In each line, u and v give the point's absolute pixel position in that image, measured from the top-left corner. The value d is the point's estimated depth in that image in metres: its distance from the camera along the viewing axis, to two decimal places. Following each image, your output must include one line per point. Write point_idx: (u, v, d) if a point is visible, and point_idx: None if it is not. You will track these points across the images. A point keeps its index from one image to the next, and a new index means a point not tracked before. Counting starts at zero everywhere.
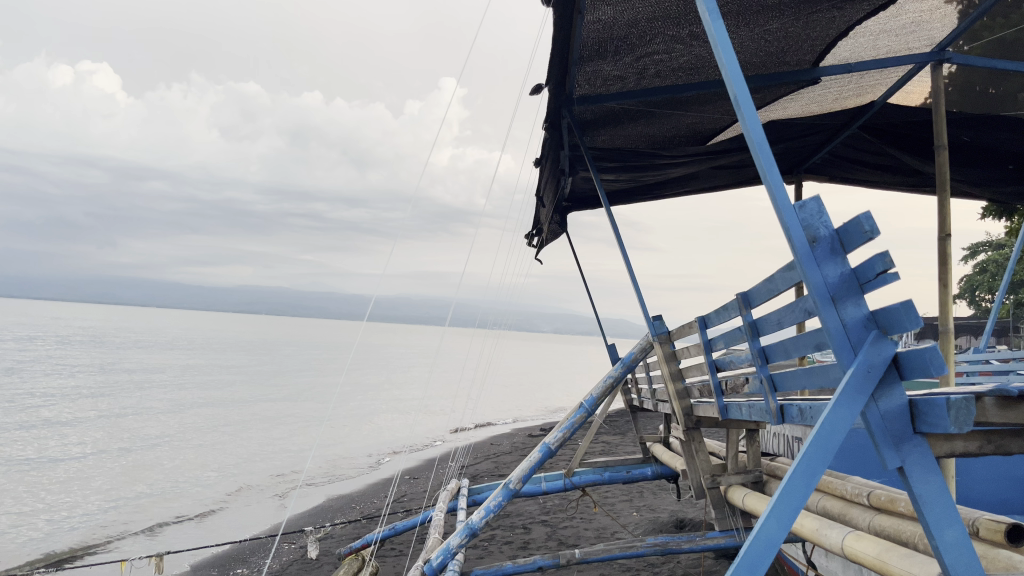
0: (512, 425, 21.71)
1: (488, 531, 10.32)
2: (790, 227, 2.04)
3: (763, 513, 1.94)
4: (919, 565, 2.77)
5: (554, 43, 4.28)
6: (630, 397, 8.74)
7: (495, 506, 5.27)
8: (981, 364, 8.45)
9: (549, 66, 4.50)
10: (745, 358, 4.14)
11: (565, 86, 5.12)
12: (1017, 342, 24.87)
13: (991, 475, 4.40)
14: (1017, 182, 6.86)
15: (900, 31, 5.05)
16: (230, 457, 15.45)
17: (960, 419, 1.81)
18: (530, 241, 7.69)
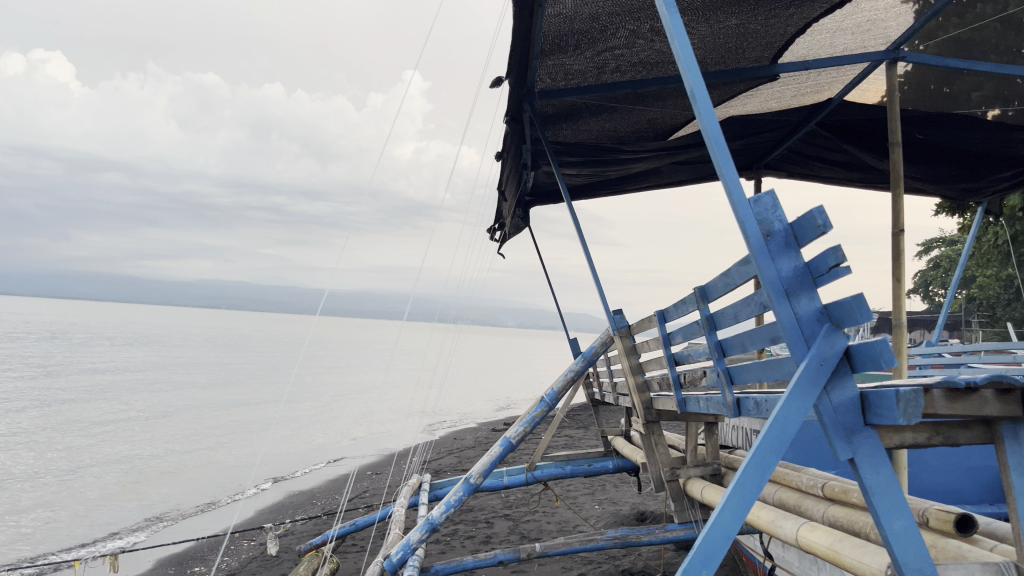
0: (475, 420, 21.72)
1: (450, 526, 10.31)
2: (745, 221, 2.05)
3: (717, 506, 1.94)
4: (871, 554, 2.81)
5: (514, 35, 4.25)
6: (592, 391, 8.78)
7: (455, 501, 5.22)
8: (934, 357, 8.66)
9: (510, 59, 4.49)
10: (704, 351, 4.16)
11: (528, 79, 5.11)
12: (972, 337, 25.49)
13: (944, 466, 4.49)
14: (968, 177, 7.02)
15: (857, 29, 5.10)
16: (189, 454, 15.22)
17: (909, 410, 1.85)
18: (492, 235, 7.67)
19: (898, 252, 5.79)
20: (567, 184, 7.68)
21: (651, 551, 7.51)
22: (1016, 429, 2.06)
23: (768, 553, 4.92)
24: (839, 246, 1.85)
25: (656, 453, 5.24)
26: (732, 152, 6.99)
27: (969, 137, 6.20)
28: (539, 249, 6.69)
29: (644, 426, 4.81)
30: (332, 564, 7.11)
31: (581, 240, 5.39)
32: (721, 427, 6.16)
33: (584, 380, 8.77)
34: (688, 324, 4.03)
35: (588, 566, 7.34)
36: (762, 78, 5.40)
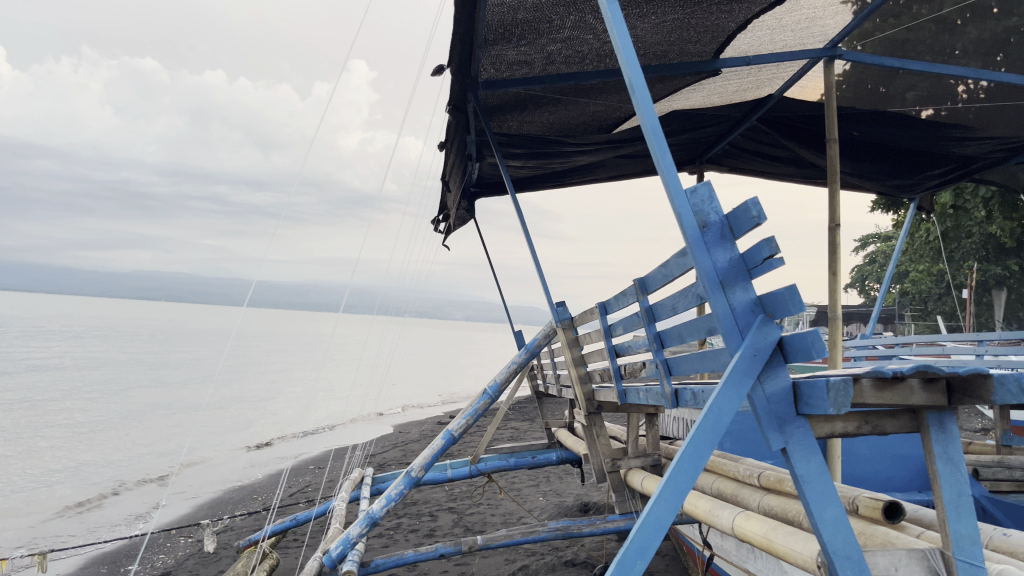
0: (422, 413, 21.62)
1: (394, 520, 10.21)
2: (681, 212, 2.06)
3: (651, 497, 1.96)
4: (802, 542, 2.83)
5: (456, 23, 4.16)
6: (536, 382, 8.77)
7: (396, 494, 5.12)
8: (868, 349, 8.88)
9: (451, 48, 4.39)
10: (643, 342, 4.17)
11: (471, 69, 5.03)
12: (904, 330, 26.43)
13: (874, 455, 4.57)
14: (902, 174, 7.20)
15: (796, 26, 5.13)
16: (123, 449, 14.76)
17: (839, 400, 1.86)
18: (436, 227, 7.58)
19: (835, 246, 5.90)
20: (512, 176, 7.63)
21: (593, 541, 7.55)
22: (941, 417, 2.08)
23: (706, 542, 4.97)
24: (772, 238, 1.86)
25: (598, 444, 5.24)
26: (675, 146, 7.02)
27: (903, 135, 6.34)
28: (484, 241, 6.63)
29: (586, 418, 4.80)
30: (270, 559, 6.93)
31: (524, 234, 5.36)
32: (661, 418, 6.19)
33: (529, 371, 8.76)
34: (628, 316, 4.02)
35: (531, 558, 7.32)
36: (703, 72, 5.41)
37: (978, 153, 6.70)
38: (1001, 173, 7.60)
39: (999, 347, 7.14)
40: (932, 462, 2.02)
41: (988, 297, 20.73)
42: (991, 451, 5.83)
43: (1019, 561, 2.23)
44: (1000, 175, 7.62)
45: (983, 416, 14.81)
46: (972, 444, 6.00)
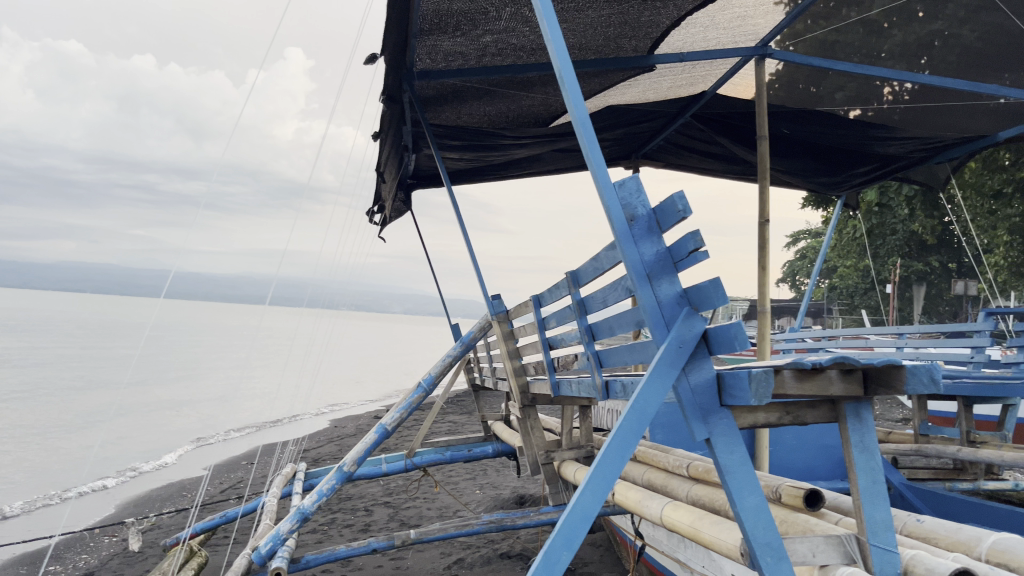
0: (358, 408, 21.40)
1: (328, 516, 10.04)
2: (609, 204, 2.08)
3: (578, 488, 1.97)
4: (726, 532, 2.87)
5: (389, 11, 4.07)
6: (472, 375, 8.75)
7: (327, 490, 5.01)
8: (797, 342, 9.10)
9: (384, 38, 4.30)
10: (575, 335, 4.19)
11: (405, 59, 4.95)
12: (831, 323, 27.30)
13: (799, 444, 4.69)
14: (829, 172, 7.39)
15: (727, 25, 5.18)
16: (39, 433, 14.20)
17: (761, 390, 1.91)
18: (371, 220, 7.45)
19: (764, 241, 6.03)
20: (449, 168, 7.56)
21: (528, 534, 7.57)
22: (857, 407, 2.14)
23: (637, 532, 5.02)
24: (696, 232, 1.90)
25: (532, 437, 5.25)
26: (612, 140, 7.05)
27: (832, 134, 6.50)
28: (419, 234, 6.56)
29: (520, 410, 4.79)
30: (197, 557, 6.73)
31: (459, 227, 5.33)
32: (595, 410, 6.24)
33: (465, 364, 8.72)
34: (560, 309, 4.03)
35: (467, 551, 7.29)
36: (638, 68, 5.42)
37: (901, 152, 6.94)
38: (922, 173, 7.88)
39: (917, 340, 7.41)
40: (849, 451, 2.09)
41: (911, 293, 21.55)
42: (910, 441, 6.04)
43: (931, 546, 2.29)
44: (921, 175, 7.90)
45: (903, 406, 15.40)
46: (893, 435, 6.21)
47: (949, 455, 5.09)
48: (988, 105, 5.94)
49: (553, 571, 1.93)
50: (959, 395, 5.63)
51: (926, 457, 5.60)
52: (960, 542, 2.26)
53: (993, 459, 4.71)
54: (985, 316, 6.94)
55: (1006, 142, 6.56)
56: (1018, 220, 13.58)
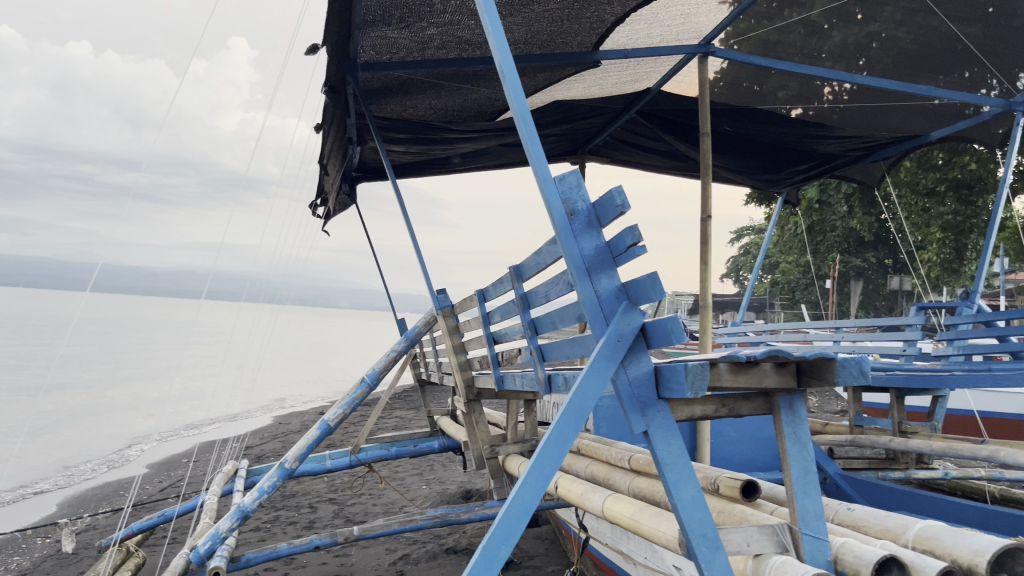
0: (303, 404, 21.12)
1: (271, 513, 9.88)
2: (549, 199, 2.08)
3: (517, 482, 1.97)
4: (665, 523, 2.90)
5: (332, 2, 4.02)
6: (419, 370, 8.69)
7: (268, 487, 4.90)
8: (739, 335, 9.27)
9: (326, 28, 4.22)
10: (518, 330, 4.18)
11: (349, 50, 4.86)
12: (773, 317, 27.85)
13: (739, 436, 4.78)
14: (770, 169, 7.53)
15: (671, 23, 5.21)
16: None
17: (697, 383, 1.94)
18: (314, 213, 7.33)
19: (706, 237, 6.12)
20: (394, 161, 7.49)
21: (474, 529, 7.56)
22: (790, 399, 2.19)
23: (582, 525, 5.05)
24: (635, 227, 1.92)
25: (477, 431, 5.24)
26: (558, 136, 7.07)
27: (773, 131, 6.61)
28: (365, 227, 6.49)
29: (465, 405, 4.76)
30: (135, 558, 6.53)
31: (403, 222, 5.29)
32: (539, 404, 6.26)
33: (411, 358, 8.65)
34: (504, 303, 4.02)
35: (412, 546, 7.25)
36: (583, 64, 5.42)
37: (839, 150, 7.10)
38: (859, 171, 8.08)
39: (853, 334, 7.58)
40: (783, 442, 2.13)
41: (849, 287, 22.14)
42: (845, 432, 6.20)
43: (860, 534, 2.34)
44: (858, 174, 8.09)
45: (840, 398, 15.81)
46: (829, 426, 6.37)
47: (882, 445, 5.23)
48: (922, 105, 6.12)
49: (491, 566, 1.92)
50: (891, 387, 5.79)
51: (860, 448, 5.74)
52: (886, 530, 2.31)
53: (923, 449, 4.84)
54: (916, 310, 7.04)
55: (938, 142, 6.77)
56: (949, 218, 14.04)
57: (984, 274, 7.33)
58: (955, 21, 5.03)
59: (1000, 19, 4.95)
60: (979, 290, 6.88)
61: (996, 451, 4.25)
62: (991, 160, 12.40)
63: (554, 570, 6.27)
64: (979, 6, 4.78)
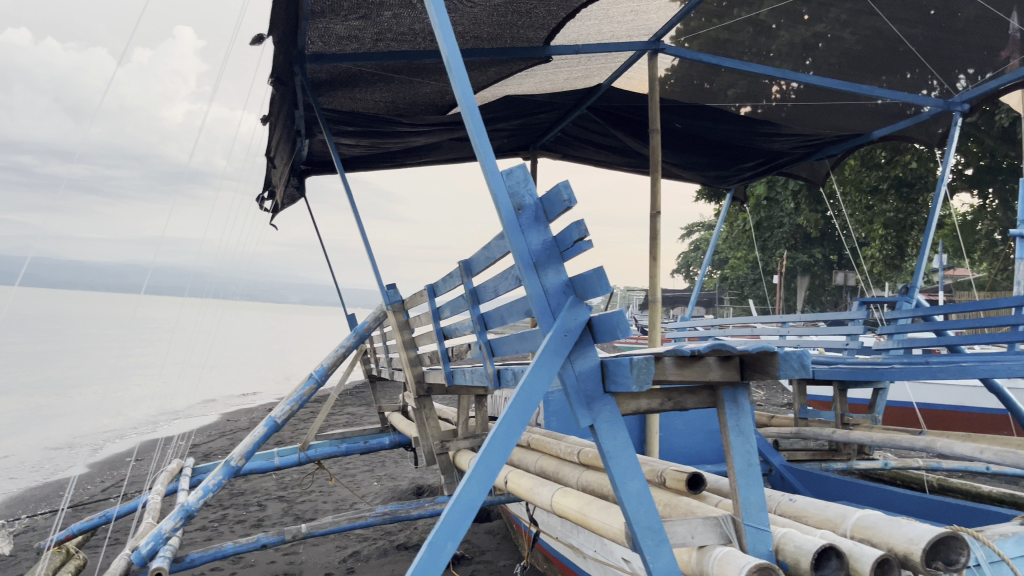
0: (252, 400, 20.78)
1: (218, 512, 9.69)
2: (496, 192, 2.05)
3: (464, 476, 1.95)
4: (612, 516, 2.91)
5: None
6: (369, 366, 8.59)
7: (213, 485, 4.77)
8: (688, 330, 9.37)
9: (271, 17, 4.11)
10: (468, 325, 4.16)
11: (295, 40, 4.76)
12: (722, 312, 28.26)
13: (688, 430, 4.82)
14: (719, 166, 7.62)
15: (622, 19, 5.24)
16: None
17: (641, 376, 1.95)
18: (260, 206, 7.19)
19: (656, 232, 6.16)
20: (344, 154, 7.38)
21: (426, 525, 7.52)
22: (734, 393, 2.20)
23: (532, 520, 5.04)
24: (581, 222, 1.91)
25: (427, 427, 5.19)
26: (509, 131, 7.04)
27: (722, 129, 6.69)
28: (315, 222, 6.38)
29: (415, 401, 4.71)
30: (75, 560, 6.33)
31: (353, 216, 5.22)
32: (490, 399, 6.24)
33: (362, 354, 8.55)
34: (453, 299, 3.99)
35: (362, 543, 7.18)
36: (534, 58, 5.40)
37: (785, 148, 7.22)
38: (805, 168, 8.21)
39: (798, 328, 7.71)
40: (727, 435, 2.13)
41: (795, 283, 22.58)
42: (790, 425, 6.31)
43: (802, 523, 2.36)
44: (804, 171, 8.23)
45: (786, 392, 16.11)
46: (775, 419, 6.48)
47: (825, 437, 5.32)
48: (866, 104, 6.25)
49: (437, 561, 1.90)
50: (834, 380, 5.90)
51: (804, 440, 5.83)
52: (827, 519, 2.33)
53: (864, 440, 4.95)
54: (858, 305, 7.17)
55: (880, 140, 6.95)
56: (892, 215, 14.37)
57: (923, 269, 7.52)
58: (897, 23, 5.12)
59: (942, 22, 5.06)
60: (918, 285, 7.04)
61: (933, 441, 4.36)
62: (930, 159, 12.83)
63: (505, 565, 6.26)
64: (921, 8, 4.88)
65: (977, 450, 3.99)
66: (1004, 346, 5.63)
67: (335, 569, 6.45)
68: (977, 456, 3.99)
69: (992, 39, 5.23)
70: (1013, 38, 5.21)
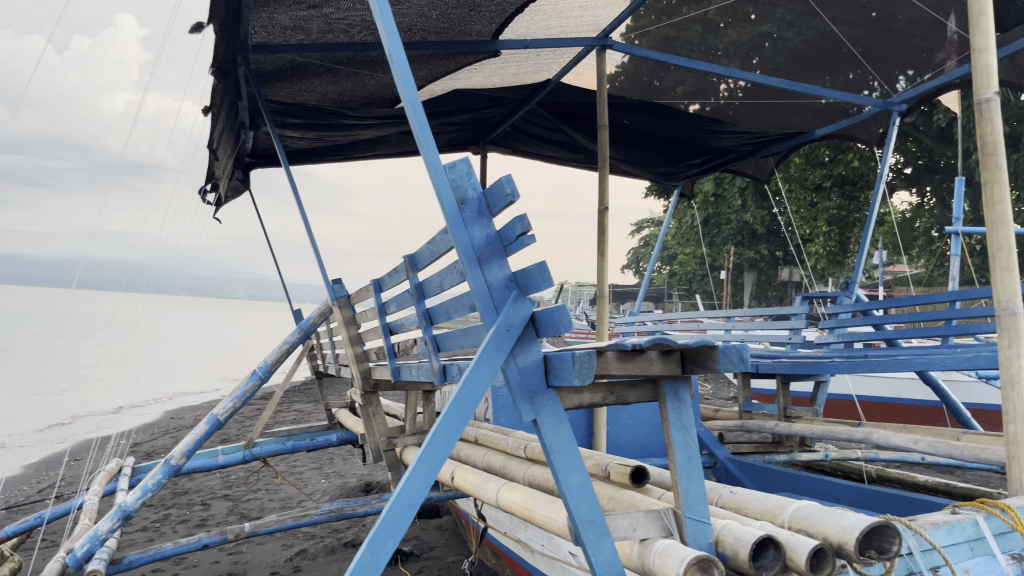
0: (196, 398, 20.35)
1: (160, 512, 9.45)
2: (439, 186, 2.01)
3: (405, 473, 1.90)
4: (556, 511, 2.89)
5: None
6: (316, 362, 8.46)
7: (151, 485, 4.59)
8: (637, 324, 9.44)
9: (210, 7, 4.00)
10: (413, 320, 4.10)
11: (237, 30, 4.64)
12: (670, 307, 28.56)
13: (634, 423, 4.85)
14: (668, 162, 7.68)
15: (570, 15, 5.18)
16: None
17: (583, 371, 1.94)
18: (202, 199, 7.00)
19: (603, 227, 6.17)
20: (289, 147, 7.24)
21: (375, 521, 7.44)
22: (676, 387, 2.20)
23: (480, 515, 5.01)
24: (525, 216, 1.89)
25: (374, 424, 5.10)
26: (458, 125, 6.98)
27: (669, 125, 6.73)
28: (260, 216, 6.24)
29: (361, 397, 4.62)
30: (7, 564, 6.08)
31: (298, 210, 5.12)
32: (438, 395, 6.19)
33: (309, 350, 8.41)
34: (398, 294, 3.93)
35: (310, 541, 7.07)
36: (482, 53, 5.33)
37: (731, 145, 7.29)
38: (750, 166, 8.31)
39: (744, 322, 7.80)
40: (668, 428, 2.13)
41: (742, 279, 22.93)
42: (735, 418, 6.39)
43: (741, 515, 2.37)
44: (750, 168, 8.35)
45: (733, 385, 16.36)
46: (720, 411, 6.57)
47: (769, 429, 5.40)
48: (810, 104, 6.35)
49: (378, 560, 1.85)
50: (777, 374, 5.98)
51: (748, 432, 5.89)
52: (766, 511, 2.34)
53: (805, 432, 5.03)
54: (801, 299, 7.29)
55: (823, 138, 7.07)
56: (835, 212, 14.65)
57: (864, 265, 7.68)
58: (839, 24, 5.20)
59: (884, 24, 5.16)
60: (858, 280, 7.18)
61: (871, 433, 4.45)
62: (871, 159, 13.17)
63: (453, 561, 6.22)
64: (863, 10, 4.97)
65: (913, 441, 4.07)
66: (939, 340, 5.77)
67: (281, 569, 6.32)
68: (912, 447, 4.08)
69: (930, 40, 5.29)
70: (950, 40, 5.27)
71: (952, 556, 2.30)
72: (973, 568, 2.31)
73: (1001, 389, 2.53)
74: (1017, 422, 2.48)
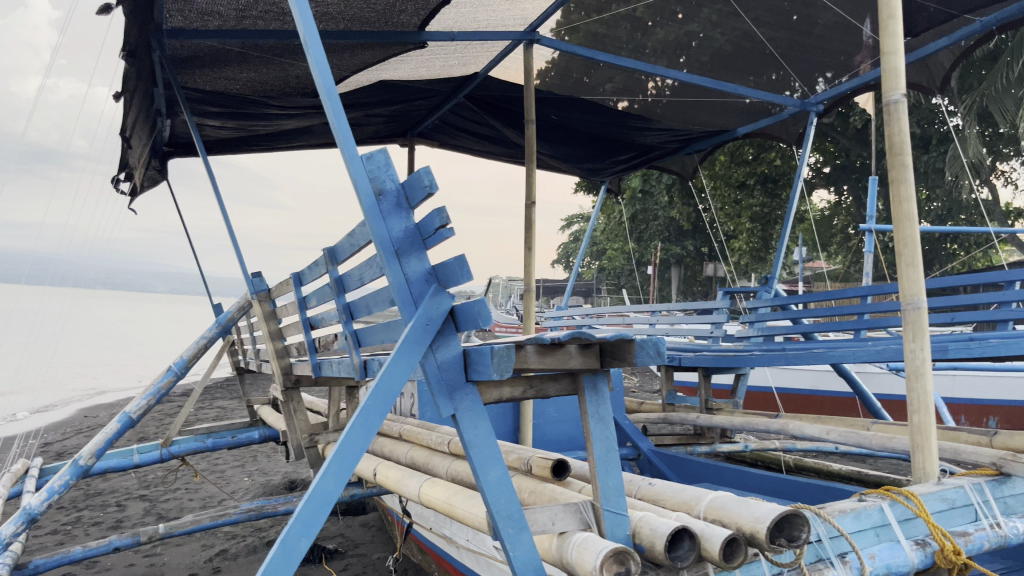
0: (112, 396, 19.58)
1: (72, 514, 9.05)
2: (354, 175, 1.92)
3: (319, 471, 1.82)
4: (477, 506, 2.84)
5: None
6: (237, 358, 8.22)
7: (57, 487, 4.34)
8: (566, 317, 9.46)
9: None
10: (334, 315, 3.99)
11: (151, 14, 4.43)
12: (598, 301, 28.85)
13: (559, 416, 4.84)
14: (596, 158, 7.71)
15: (497, 8, 5.05)
16: None
17: (502, 365, 1.88)
18: (116, 189, 6.70)
19: (530, 221, 6.14)
20: (209, 137, 7.00)
21: None
22: (594, 379, 2.17)
23: (405, 511, 4.94)
24: (442, 208, 1.82)
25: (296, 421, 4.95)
26: (384, 117, 6.85)
27: (596, 120, 6.75)
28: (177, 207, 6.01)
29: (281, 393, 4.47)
30: None
31: (216, 201, 4.93)
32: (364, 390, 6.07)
33: (230, 345, 8.16)
34: (318, 288, 3.82)
35: (230, 541, 6.86)
36: (408, 43, 5.21)
37: (656, 142, 7.36)
38: (676, 163, 8.41)
39: (669, 316, 7.90)
40: (586, 422, 2.10)
41: (668, 274, 23.32)
42: (659, 410, 6.46)
43: (659, 507, 2.37)
44: (675, 164, 8.45)
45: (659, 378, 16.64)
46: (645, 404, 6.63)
47: (691, 421, 5.46)
48: (733, 103, 6.46)
49: (291, 561, 1.77)
50: (699, 367, 6.05)
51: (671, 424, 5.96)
52: (683, 502, 2.34)
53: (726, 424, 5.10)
54: (724, 293, 7.41)
55: (744, 137, 7.21)
56: (758, 209, 14.98)
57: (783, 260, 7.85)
58: (761, 25, 5.28)
59: (804, 28, 5.25)
60: (778, 275, 7.35)
61: (787, 424, 4.54)
62: (792, 158, 13.52)
63: (379, 558, 6.13)
64: (783, 12, 5.06)
65: (826, 431, 4.17)
66: (852, 333, 5.91)
67: (201, 569, 6.13)
68: (825, 437, 4.18)
69: (847, 44, 5.44)
70: (866, 46, 5.44)
71: (859, 542, 2.34)
72: (880, 553, 2.35)
73: (906, 380, 2.60)
74: (921, 412, 2.55)
